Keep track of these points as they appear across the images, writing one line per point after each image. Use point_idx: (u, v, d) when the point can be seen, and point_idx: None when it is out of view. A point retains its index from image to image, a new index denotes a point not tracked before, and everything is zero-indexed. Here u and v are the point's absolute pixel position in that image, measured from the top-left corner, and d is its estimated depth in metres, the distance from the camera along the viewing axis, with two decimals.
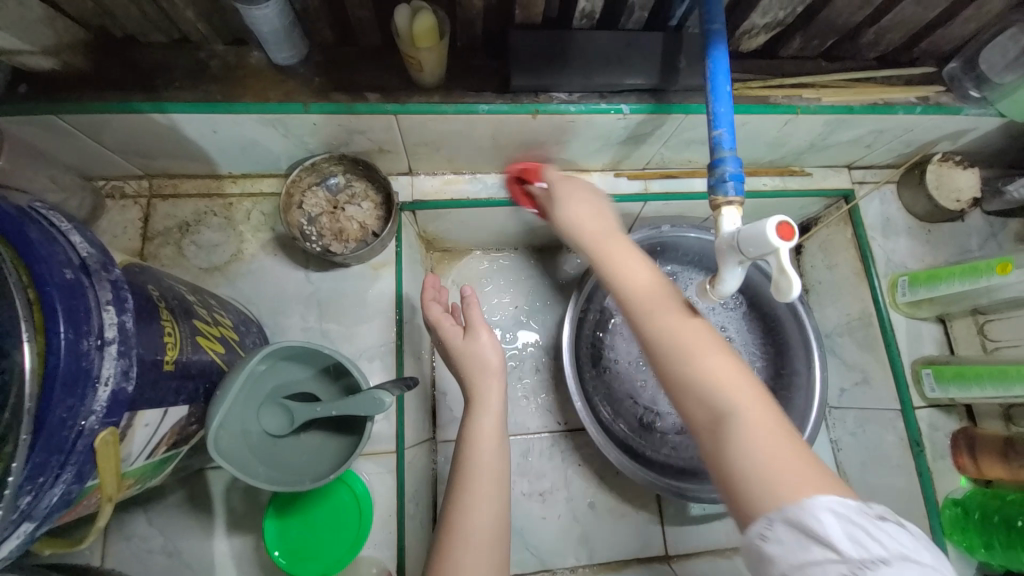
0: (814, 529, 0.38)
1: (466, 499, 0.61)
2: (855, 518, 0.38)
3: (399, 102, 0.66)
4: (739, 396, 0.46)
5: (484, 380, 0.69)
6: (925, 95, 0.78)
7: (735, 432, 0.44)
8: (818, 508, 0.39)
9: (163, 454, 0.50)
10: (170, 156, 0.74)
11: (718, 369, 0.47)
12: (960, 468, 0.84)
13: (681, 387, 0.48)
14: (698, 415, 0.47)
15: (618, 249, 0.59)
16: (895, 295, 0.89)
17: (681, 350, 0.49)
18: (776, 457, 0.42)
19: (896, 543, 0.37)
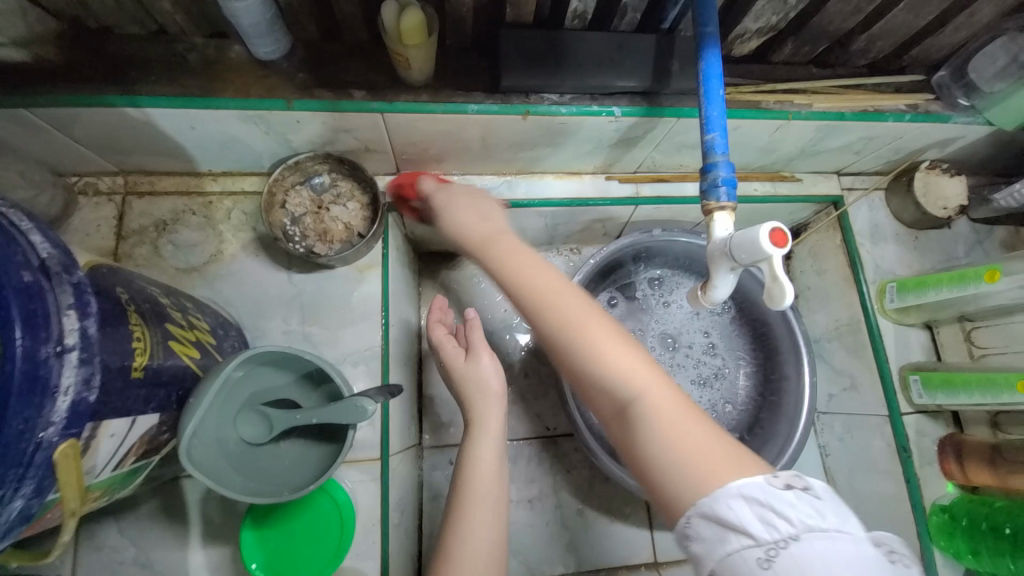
0: (727, 518, 0.39)
1: (461, 525, 0.59)
2: (761, 497, 0.39)
3: (386, 100, 0.65)
4: (643, 385, 0.46)
5: (479, 399, 0.68)
6: (915, 103, 0.78)
7: (642, 420, 0.45)
8: (727, 495, 0.39)
9: (131, 465, 0.48)
10: (147, 152, 0.71)
11: (626, 360, 0.48)
12: (947, 474, 0.84)
13: (593, 380, 0.49)
14: (609, 406, 0.48)
15: (501, 247, 0.58)
16: (884, 302, 0.88)
17: (579, 342, 0.49)
18: (681, 446, 0.43)
19: (803, 515, 0.38)
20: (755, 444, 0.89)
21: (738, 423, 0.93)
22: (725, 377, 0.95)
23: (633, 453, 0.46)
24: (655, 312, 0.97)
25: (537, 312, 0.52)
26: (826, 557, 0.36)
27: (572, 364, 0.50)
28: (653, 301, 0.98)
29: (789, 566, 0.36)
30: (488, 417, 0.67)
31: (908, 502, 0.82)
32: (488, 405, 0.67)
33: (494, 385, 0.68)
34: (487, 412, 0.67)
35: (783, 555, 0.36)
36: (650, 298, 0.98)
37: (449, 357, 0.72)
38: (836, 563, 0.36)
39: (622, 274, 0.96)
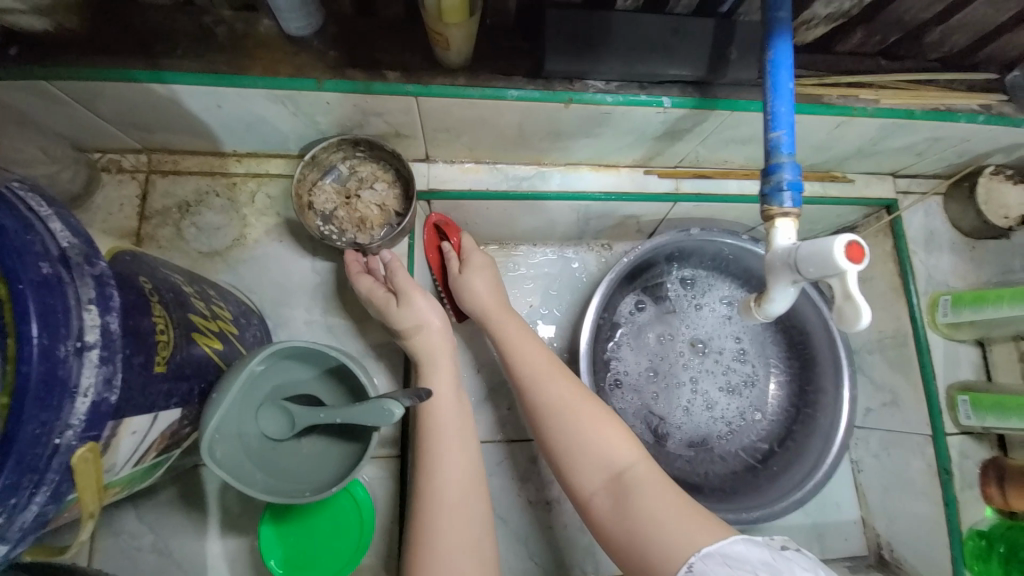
0: (737, 563, 0.46)
1: (427, 465, 0.58)
2: (765, 550, 0.48)
3: (421, 83, 0.60)
4: (631, 454, 0.58)
5: (426, 367, 0.66)
6: (988, 104, 0.72)
7: (632, 487, 0.55)
8: (735, 541, 0.48)
9: (152, 460, 0.46)
10: (171, 130, 0.68)
11: (612, 432, 0.60)
12: (987, 498, 0.80)
13: (584, 449, 0.59)
14: (604, 476, 0.58)
15: (513, 325, 0.71)
16: (935, 315, 0.83)
17: (566, 415, 0.61)
18: (672, 513, 0.52)
19: (801, 568, 0.47)
20: (786, 457, 0.85)
21: (767, 434, 0.89)
22: (755, 385, 0.91)
23: (626, 521, 0.53)
24: (685, 313, 0.93)
25: (540, 386, 0.64)
26: None
27: (563, 434, 0.61)
28: (685, 302, 0.93)
29: None
30: (441, 408, 0.62)
31: (945, 528, 0.79)
32: (443, 402, 0.62)
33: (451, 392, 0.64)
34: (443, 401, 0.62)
35: None
36: (682, 299, 0.93)
37: (382, 309, 0.68)
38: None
39: (654, 273, 0.92)
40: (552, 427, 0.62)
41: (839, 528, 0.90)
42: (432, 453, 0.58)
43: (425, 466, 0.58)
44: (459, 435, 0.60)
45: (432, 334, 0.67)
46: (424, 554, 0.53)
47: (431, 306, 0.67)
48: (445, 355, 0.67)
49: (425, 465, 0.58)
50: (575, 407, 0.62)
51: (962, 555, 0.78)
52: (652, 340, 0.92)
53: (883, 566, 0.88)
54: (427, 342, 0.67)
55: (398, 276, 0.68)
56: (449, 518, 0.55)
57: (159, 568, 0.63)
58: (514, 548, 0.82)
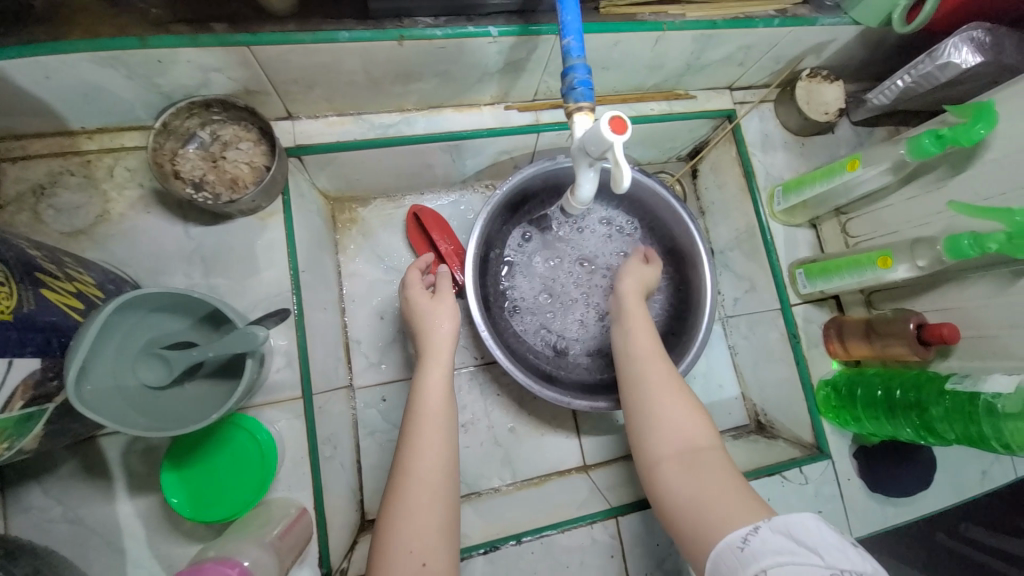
0: (798, 535, 0.48)
1: (417, 441, 0.63)
2: (835, 536, 0.48)
3: (250, 32, 0.63)
4: (708, 433, 0.64)
5: (429, 355, 0.71)
6: (783, 9, 0.82)
7: (707, 460, 0.61)
8: (808, 520, 0.49)
9: (21, 411, 0.48)
10: (5, 111, 0.67)
11: (690, 412, 0.66)
12: (832, 352, 0.94)
13: (670, 421, 0.65)
14: (680, 447, 0.63)
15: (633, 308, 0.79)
16: (773, 206, 0.95)
17: (662, 395, 0.68)
18: (727, 486, 0.57)
19: (867, 561, 0.46)
20: (668, 349, 0.96)
21: None
22: None
23: (691, 488, 0.58)
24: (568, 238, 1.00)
25: (647, 360, 0.72)
26: None
27: (653, 405, 0.67)
28: (569, 228, 1.00)
29: None
30: (431, 398, 0.67)
31: (798, 382, 0.92)
32: (428, 393, 0.67)
33: (440, 380, 0.69)
34: (432, 395, 0.67)
35: None
36: (566, 226, 1.00)
37: (412, 296, 0.76)
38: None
39: (534, 204, 0.98)
40: (647, 396, 0.69)
41: (724, 406, 1.03)
42: (416, 439, 0.63)
43: (411, 445, 0.63)
44: (439, 424, 0.65)
45: (432, 329, 0.73)
46: (397, 519, 0.58)
47: (442, 313, 0.73)
48: (446, 353, 0.71)
49: (410, 447, 0.63)
50: (665, 384, 0.69)
51: (815, 405, 0.91)
52: (543, 267, 0.99)
53: (760, 429, 1.02)
54: (427, 338, 0.72)
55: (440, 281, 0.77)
56: (421, 485, 0.60)
57: None
58: None
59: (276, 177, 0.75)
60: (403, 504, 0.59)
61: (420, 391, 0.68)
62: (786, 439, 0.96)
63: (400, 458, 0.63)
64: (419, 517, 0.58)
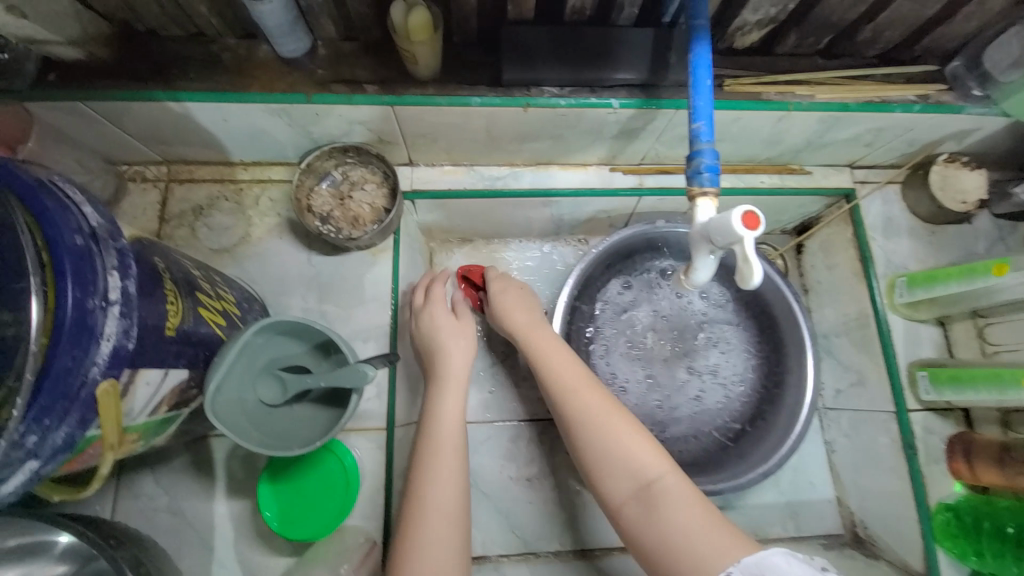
0: (772, 574, 0.49)
1: (429, 468, 0.61)
2: (807, 569, 0.49)
3: (396, 94, 0.69)
4: (660, 463, 0.61)
5: (439, 389, 0.68)
6: (925, 94, 0.77)
7: (663, 496, 0.58)
8: (775, 555, 0.50)
9: (164, 414, 0.54)
10: (186, 143, 0.79)
11: (638, 444, 0.63)
12: (955, 472, 0.83)
13: (617, 461, 0.62)
14: (631, 486, 0.61)
15: (546, 342, 0.74)
16: (893, 296, 0.87)
17: (603, 433, 0.64)
18: (696, 522, 0.55)
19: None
20: (757, 435, 0.89)
21: (740, 414, 0.93)
22: (727, 368, 0.96)
23: (653, 528, 0.57)
24: (660, 301, 0.98)
25: (577, 400, 0.67)
26: None
27: (595, 448, 0.64)
28: (663, 291, 0.98)
29: None
30: (444, 428, 0.64)
31: (912, 499, 0.81)
32: (450, 391, 0.68)
33: (455, 408, 0.67)
34: (449, 423, 0.65)
35: None
36: (660, 288, 0.98)
37: (436, 315, 0.74)
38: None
39: (632, 262, 0.97)
40: (588, 439, 0.65)
41: (814, 507, 0.94)
42: (425, 469, 0.61)
43: (424, 474, 0.61)
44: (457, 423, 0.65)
45: (453, 353, 0.71)
46: (407, 551, 0.56)
47: (465, 334, 0.73)
48: (456, 384, 0.69)
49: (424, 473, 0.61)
50: (606, 420, 0.65)
51: (929, 529, 0.80)
52: (633, 325, 0.97)
53: (858, 543, 0.90)
54: (444, 362, 0.70)
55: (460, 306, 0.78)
56: (438, 521, 0.57)
57: (173, 526, 0.71)
58: (497, 521, 0.87)
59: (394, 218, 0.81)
60: (415, 535, 0.56)
61: (435, 415, 0.66)
62: (891, 563, 0.84)
63: (417, 473, 0.61)
64: (434, 548, 0.56)
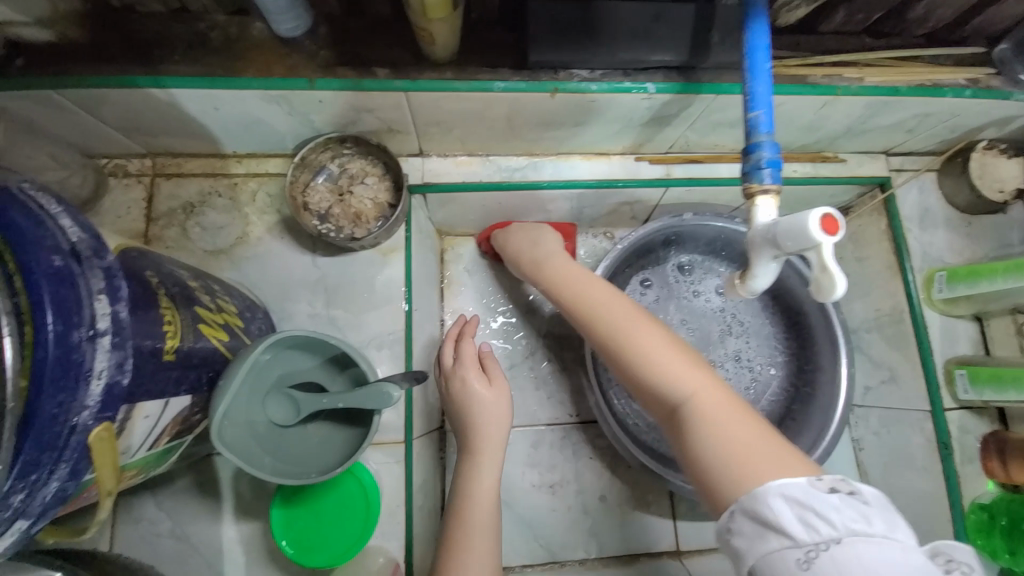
0: (767, 518, 0.43)
1: (458, 536, 0.59)
2: (806, 502, 0.42)
3: (410, 78, 0.62)
4: (693, 386, 0.54)
5: (476, 456, 0.65)
6: (975, 77, 0.72)
7: (692, 420, 0.52)
8: (772, 496, 0.43)
9: (166, 445, 0.49)
10: (172, 134, 0.71)
11: (675, 366, 0.56)
12: (988, 472, 0.80)
13: (646, 381, 0.57)
14: (664, 410, 0.56)
15: (567, 274, 0.72)
16: (930, 291, 0.84)
17: (629, 351, 0.60)
18: (726, 445, 0.48)
19: (847, 519, 0.41)
20: (787, 436, 0.86)
21: (768, 415, 0.90)
22: (752, 360, 0.92)
23: (683, 452, 0.52)
24: (682, 300, 0.94)
25: (602, 322, 0.64)
26: (866, 560, 0.39)
27: (627, 368, 0.60)
28: (682, 287, 0.94)
29: (830, 566, 0.39)
30: (477, 496, 0.62)
31: (944, 500, 0.79)
32: (487, 463, 0.65)
33: (491, 481, 0.64)
34: (483, 493, 0.63)
35: (823, 557, 0.40)
36: (679, 284, 0.94)
37: (467, 381, 0.69)
38: (877, 563, 0.39)
39: (652, 259, 0.93)
40: (620, 363, 0.61)
41: None
42: (458, 538, 0.59)
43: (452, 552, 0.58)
44: (490, 499, 0.63)
45: (489, 422, 0.67)
46: None
47: (500, 399, 0.68)
48: (495, 451, 0.66)
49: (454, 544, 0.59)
50: (633, 342, 0.60)
51: (963, 529, 0.77)
52: None
53: None
54: (478, 431, 0.66)
55: (489, 364, 0.72)
56: None
57: (177, 553, 0.66)
58: (519, 531, 0.84)
59: (401, 215, 0.75)
60: None
61: (469, 487, 0.63)
62: None
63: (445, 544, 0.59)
64: None
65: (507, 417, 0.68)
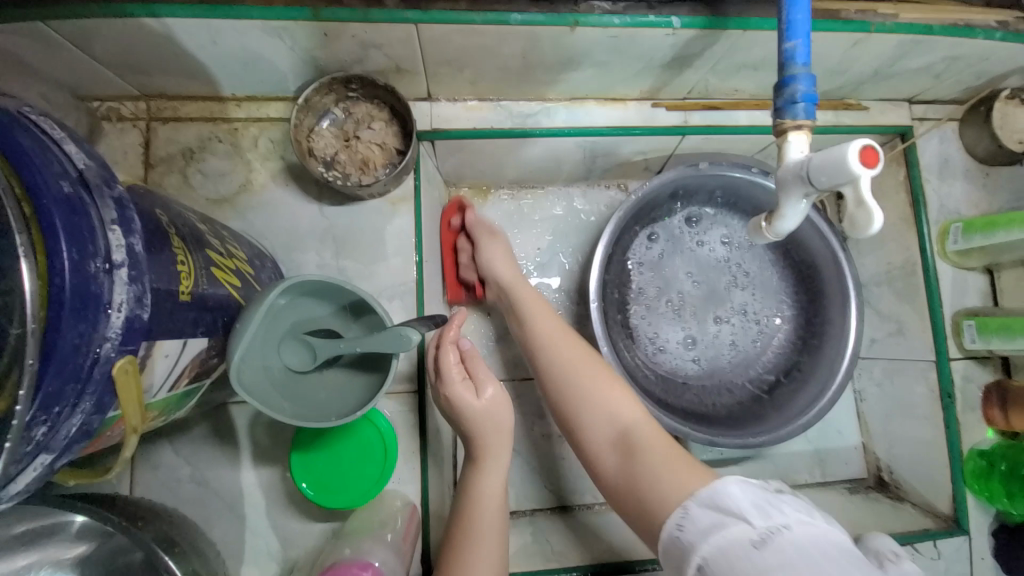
0: (724, 506, 0.47)
1: (466, 537, 0.60)
2: (759, 495, 0.47)
3: (420, 9, 0.58)
4: (635, 413, 0.62)
5: (484, 461, 0.65)
6: (1005, 20, 0.68)
7: (636, 447, 0.59)
8: (729, 487, 0.48)
9: (185, 387, 0.48)
10: (167, 73, 0.67)
11: (619, 393, 0.64)
12: (989, 420, 0.82)
13: (592, 402, 0.64)
14: (609, 433, 0.62)
15: (527, 295, 0.75)
16: (945, 243, 0.84)
17: (587, 385, 0.65)
18: (667, 459, 0.56)
19: (794, 510, 0.46)
20: (793, 387, 0.87)
21: (775, 366, 0.91)
22: (758, 313, 0.93)
23: (629, 476, 0.57)
24: (688, 252, 0.93)
25: (548, 340, 0.70)
26: (812, 541, 0.43)
27: (573, 390, 0.65)
28: (688, 241, 0.93)
29: (782, 547, 0.43)
30: (485, 500, 0.63)
31: (945, 446, 0.81)
32: (493, 473, 0.65)
33: (497, 486, 0.64)
34: (489, 501, 0.63)
35: (775, 538, 0.43)
36: (685, 237, 0.93)
37: (456, 397, 0.64)
38: (820, 548, 0.43)
39: (658, 214, 0.91)
40: (569, 391, 0.65)
41: (840, 454, 0.94)
42: (466, 537, 0.60)
43: (459, 554, 0.59)
44: (497, 505, 0.63)
45: (491, 430, 0.65)
46: None
47: (498, 405, 0.65)
48: (500, 460, 0.65)
49: (461, 544, 0.60)
50: (584, 369, 0.66)
51: (960, 473, 0.80)
52: (671, 281, 0.93)
53: (881, 486, 0.92)
54: (481, 438, 0.65)
55: (473, 365, 0.67)
56: None
57: (199, 496, 0.67)
58: (529, 477, 0.86)
59: (410, 162, 0.72)
60: None
61: (476, 493, 0.63)
62: (915, 505, 0.85)
63: (452, 545, 0.61)
64: None
65: (506, 420, 0.66)
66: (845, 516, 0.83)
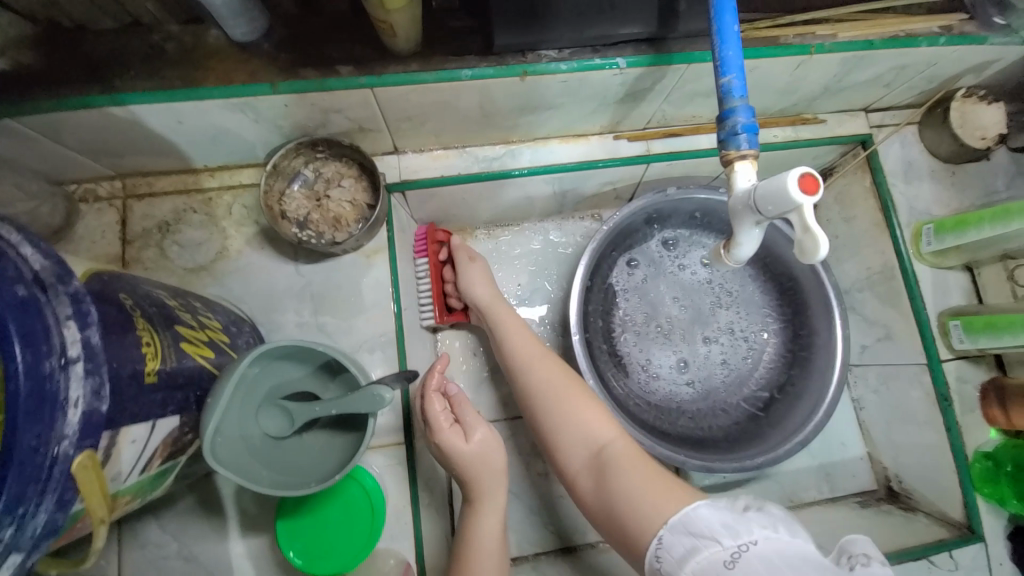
0: (697, 529, 0.46)
1: None
2: (726, 511, 0.46)
3: (375, 74, 0.61)
4: (609, 432, 0.61)
5: (479, 506, 0.63)
6: (949, 24, 0.71)
7: (613, 465, 0.58)
8: (697, 509, 0.47)
9: (158, 468, 0.48)
10: (139, 153, 0.69)
11: (598, 412, 0.64)
12: (991, 420, 0.80)
13: (563, 430, 0.63)
14: (585, 455, 0.61)
15: (506, 320, 0.74)
16: (919, 245, 0.84)
17: (557, 406, 0.64)
18: (644, 483, 0.54)
19: (760, 524, 0.44)
20: (787, 402, 0.85)
21: (768, 382, 0.90)
22: (745, 329, 0.92)
23: (603, 495, 0.56)
24: (670, 275, 0.94)
25: (527, 369, 0.69)
26: (780, 557, 0.42)
27: (546, 412, 0.65)
28: (668, 263, 0.94)
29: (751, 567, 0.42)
30: (480, 547, 0.61)
31: (948, 451, 0.79)
32: (490, 518, 0.63)
33: (494, 528, 0.62)
34: (486, 546, 0.61)
35: (743, 557, 0.42)
36: (665, 260, 0.94)
37: (447, 444, 0.63)
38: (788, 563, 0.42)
39: (634, 240, 0.92)
40: (548, 413, 0.65)
41: (846, 466, 0.91)
42: None
43: None
44: (495, 548, 0.61)
45: (484, 470, 0.63)
46: None
47: (487, 440, 0.64)
48: (494, 497, 0.64)
49: None
50: (557, 389, 0.66)
51: (967, 477, 0.78)
52: (657, 304, 0.93)
53: (892, 497, 0.88)
54: (476, 482, 0.63)
55: (461, 409, 0.66)
56: None
57: (187, 573, 0.65)
58: (529, 519, 0.84)
59: (380, 215, 0.73)
60: None
61: (472, 541, 0.61)
62: (928, 514, 0.82)
63: None
64: None
65: (500, 462, 0.64)
66: (857, 532, 0.81)
